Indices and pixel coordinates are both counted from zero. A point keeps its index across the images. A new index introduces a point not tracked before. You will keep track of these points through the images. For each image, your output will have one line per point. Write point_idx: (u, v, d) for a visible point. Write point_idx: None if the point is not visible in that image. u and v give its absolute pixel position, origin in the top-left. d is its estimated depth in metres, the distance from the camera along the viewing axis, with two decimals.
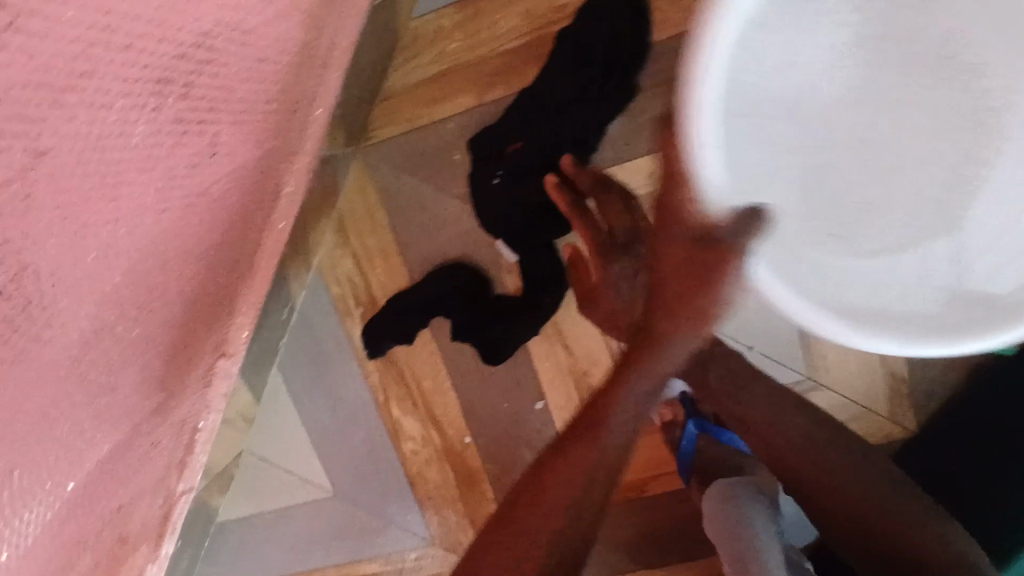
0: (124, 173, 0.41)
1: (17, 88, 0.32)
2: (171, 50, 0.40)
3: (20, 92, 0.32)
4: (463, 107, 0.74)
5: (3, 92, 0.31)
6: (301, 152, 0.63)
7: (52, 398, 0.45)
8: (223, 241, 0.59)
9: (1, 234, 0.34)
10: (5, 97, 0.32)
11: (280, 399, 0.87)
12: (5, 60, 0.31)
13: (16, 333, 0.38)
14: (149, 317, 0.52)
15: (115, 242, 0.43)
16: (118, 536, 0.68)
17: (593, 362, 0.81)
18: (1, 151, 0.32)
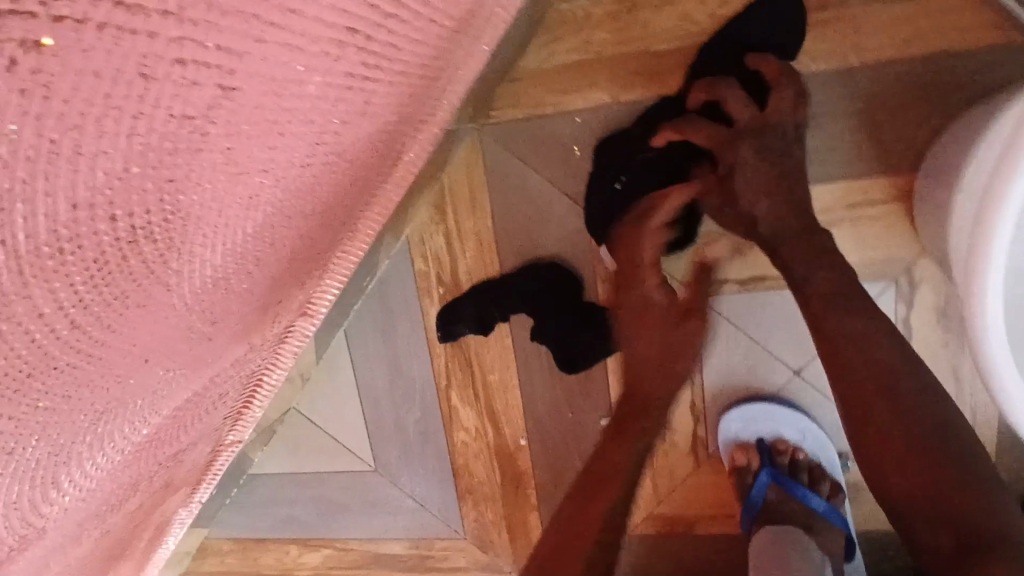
0: (287, 123, 0.37)
1: (232, 17, 0.27)
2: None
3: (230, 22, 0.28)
4: (597, 103, 0.69)
5: (219, 20, 0.27)
6: (429, 122, 0.60)
7: (157, 344, 0.42)
8: (339, 201, 0.55)
9: (168, 173, 0.30)
10: (218, 25, 0.27)
11: (339, 365, 0.84)
12: None
13: (150, 276, 0.35)
14: (257, 271, 0.49)
15: (258, 192, 0.40)
16: (166, 478, 0.66)
17: (671, 390, 0.77)
18: (198, 84, 0.28)
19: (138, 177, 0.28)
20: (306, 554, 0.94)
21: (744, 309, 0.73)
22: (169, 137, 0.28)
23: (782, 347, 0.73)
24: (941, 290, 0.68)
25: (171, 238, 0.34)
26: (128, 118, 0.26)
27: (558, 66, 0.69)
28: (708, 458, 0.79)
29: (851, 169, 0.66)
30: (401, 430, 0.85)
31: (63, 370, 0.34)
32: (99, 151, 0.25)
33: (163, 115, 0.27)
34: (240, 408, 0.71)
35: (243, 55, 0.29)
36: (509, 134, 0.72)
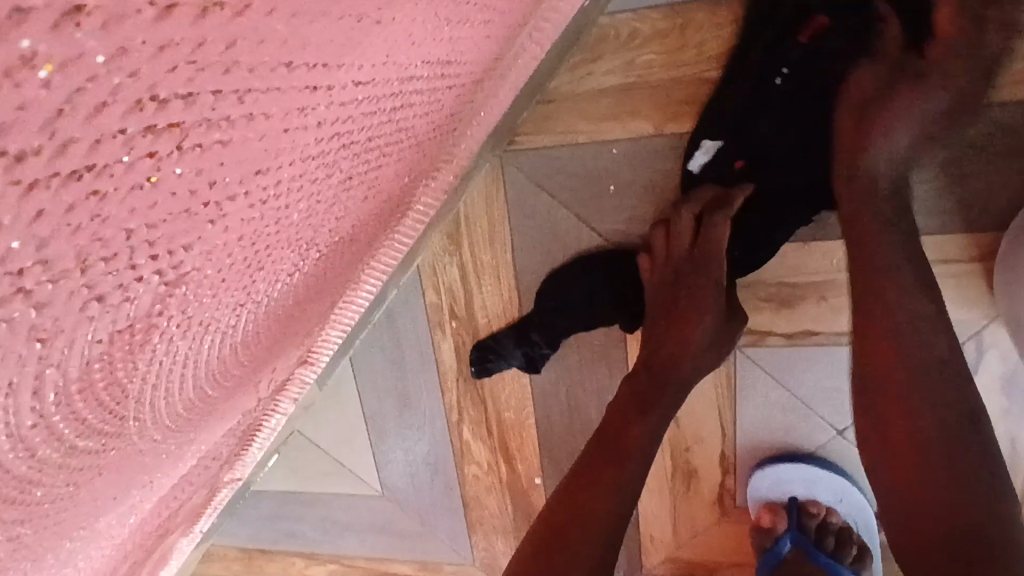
0: (268, 256, 0.30)
1: (167, 220, 0.19)
2: (369, 109, 0.28)
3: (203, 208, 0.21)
4: (637, 133, 0.61)
5: (147, 233, 0.18)
6: (444, 168, 0.51)
7: (122, 482, 0.36)
8: (340, 269, 0.48)
9: (102, 379, 0.23)
10: (146, 238, 0.19)
11: (345, 390, 0.79)
12: (155, 196, 0.18)
13: (96, 455, 0.28)
14: (243, 368, 0.42)
15: (234, 326, 0.32)
16: (160, 531, 0.62)
17: (700, 440, 0.71)
18: (128, 300, 0.20)
19: (59, 410, 0.22)
20: (312, 567, 0.91)
21: (787, 364, 0.66)
22: (99, 360, 0.22)
23: (825, 406, 0.67)
24: (1010, 359, 0.61)
25: (122, 416, 0.28)
26: (31, 384, 0.19)
27: (595, 90, 0.61)
28: (735, 509, 0.73)
29: (930, 223, 0.58)
30: (411, 460, 0.81)
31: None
32: None
33: (84, 349, 0.20)
34: (240, 451, 0.66)
35: (192, 249, 0.22)
36: (538, 163, 0.64)
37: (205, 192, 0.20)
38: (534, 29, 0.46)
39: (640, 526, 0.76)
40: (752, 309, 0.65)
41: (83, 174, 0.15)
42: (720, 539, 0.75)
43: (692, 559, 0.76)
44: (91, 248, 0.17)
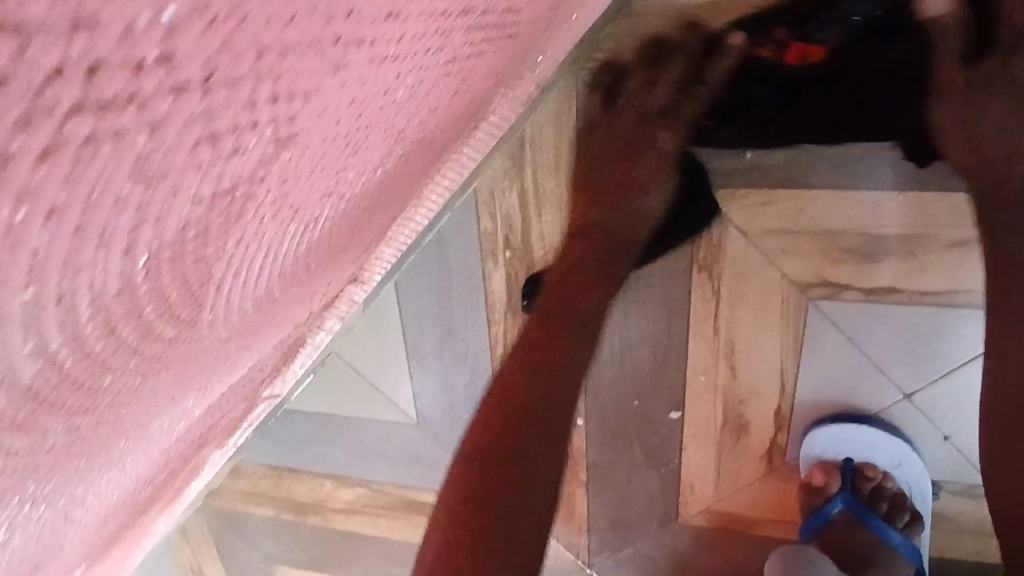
0: (365, 139, 0.27)
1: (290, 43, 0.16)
2: None
3: (311, 35, 0.18)
4: None
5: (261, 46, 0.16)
6: (526, 77, 0.48)
7: (182, 382, 0.34)
8: (411, 178, 0.44)
9: (197, 250, 0.20)
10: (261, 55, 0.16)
11: (387, 316, 0.76)
12: None
13: (172, 345, 0.26)
14: (308, 273, 0.39)
15: (316, 218, 0.30)
16: (199, 442, 0.60)
17: (755, 393, 0.68)
18: (234, 144, 0.17)
19: (147, 288, 0.19)
20: (341, 489, 0.92)
21: (865, 320, 0.62)
22: (197, 224, 0.19)
23: (898, 367, 0.63)
24: None
25: (199, 306, 0.25)
26: (123, 249, 0.16)
27: (685, 8, 0.57)
28: (784, 467, 0.71)
29: None
30: (450, 394, 0.79)
31: (52, 476, 0.26)
32: (85, 285, 0.16)
33: (184, 209, 0.17)
34: (282, 367, 0.64)
35: (304, 91, 0.19)
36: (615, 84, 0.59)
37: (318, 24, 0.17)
38: None
39: (680, 475, 0.75)
40: (833, 260, 0.60)
41: None
42: (760, 496, 0.73)
43: (728, 511, 0.75)
44: (210, 56, 0.15)
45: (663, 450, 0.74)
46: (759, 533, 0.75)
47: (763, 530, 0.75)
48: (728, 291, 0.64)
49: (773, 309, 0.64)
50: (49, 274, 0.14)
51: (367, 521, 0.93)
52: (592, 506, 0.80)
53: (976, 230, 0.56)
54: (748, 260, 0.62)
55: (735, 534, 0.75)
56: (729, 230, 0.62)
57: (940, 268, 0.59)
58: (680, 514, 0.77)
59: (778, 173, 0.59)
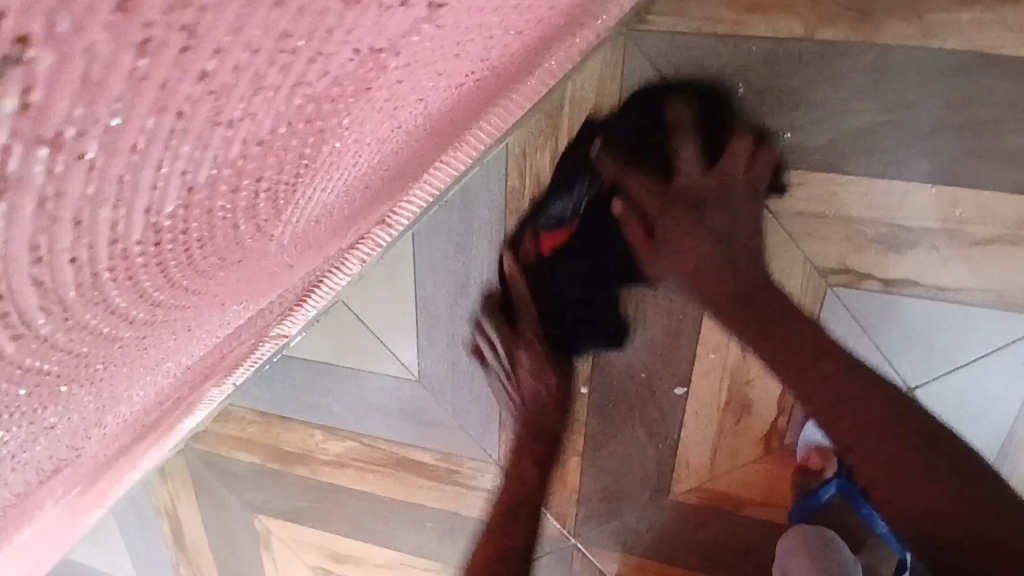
0: (470, 43, 0.26)
1: None
2: None
3: None
4: (783, 34, 0.57)
5: None
6: (587, 26, 0.47)
7: (237, 288, 0.33)
8: (467, 113, 0.44)
9: (323, 119, 0.20)
10: None
11: (400, 268, 0.76)
12: None
13: (258, 234, 0.25)
14: (363, 195, 0.39)
15: (404, 124, 0.29)
16: (207, 373, 0.59)
17: (763, 373, 0.69)
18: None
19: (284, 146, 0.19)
20: (330, 442, 0.91)
21: (879, 309, 0.63)
22: (340, 85, 0.18)
23: (907, 360, 0.64)
24: None
25: (291, 196, 0.24)
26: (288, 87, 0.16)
27: None
28: (781, 449, 0.72)
29: None
30: (456, 353, 0.79)
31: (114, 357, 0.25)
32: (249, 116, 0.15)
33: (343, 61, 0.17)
34: (296, 305, 0.63)
35: None
36: (664, 49, 0.59)
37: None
38: None
39: (677, 451, 0.76)
40: (857, 247, 0.61)
41: None
42: (754, 477, 0.74)
43: (718, 491, 0.76)
44: None
45: (664, 425, 0.75)
46: (747, 515, 0.76)
47: (750, 512, 0.76)
48: None
49: (793, 292, 0.64)
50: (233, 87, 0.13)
51: (354, 476, 0.93)
52: (584, 478, 0.81)
53: (999, 230, 0.58)
54: (775, 241, 0.63)
55: (723, 513, 0.77)
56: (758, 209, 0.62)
57: (960, 262, 0.60)
58: (671, 491, 0.78)
59: (817, 156, 0.59)
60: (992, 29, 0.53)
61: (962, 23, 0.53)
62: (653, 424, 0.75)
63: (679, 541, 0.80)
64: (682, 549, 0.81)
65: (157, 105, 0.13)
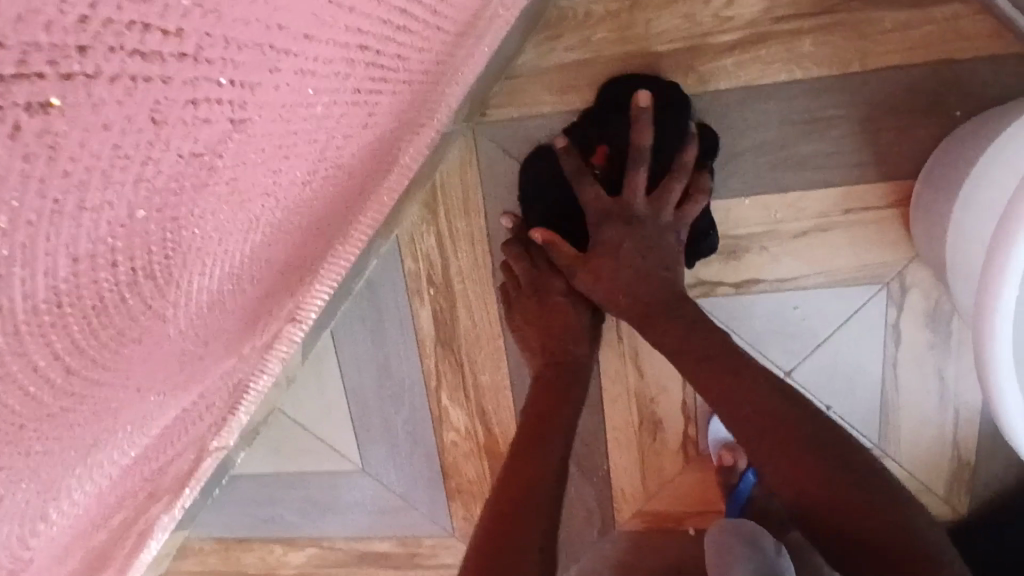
0: (292, 145, 0.35)
1: (219, 67, 0.24)
2: (369, 24, 0.34)
3: (245, 60, 0.25)
4: (595, 103, 0.68)
5: (206, 78, 0.24)
6: (425, 126, 0.58)
7: (149, 375, 0.40)
8: (340, 201, 0.52)
9: (144, 243, 0.27)
10: (200, 86, 0.24)
11: (326, 364, 0.83)
12: (211, 53, 0.23)
13: (132, 324, 0.32)
14: (251, 287, 0.47)
15: (257, 217, 0.37)
16: (149, 491, 0.64)
17: (662, 389, 0.76)
18: (187, 138, 0.25)
19: (142, 221, 0.26)
20: (291, 553, 0.92)
21: (740, 312, 0.72)
22: (143, 205, 0.25)
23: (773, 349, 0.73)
24: (930, 295, 0.69)
25: (171, 271, 0.32)
26: (137, 164, 0.23)
27: (557, 65, 0.68)
28: (699, 456, 0.79)
29: (873, 169, 0.66)
30: (391, 432, 0.84)
31: (54, 414, 0.31)
32: (74, 241, 0.23)
33: (172, 157, 0.25)
34: (229, 413, 0.69)
35: (251, 106, 0.28)
36: (508, 133, 0.71)
37: (276, 33, 0.26)
38: (495, 15, 0.55)
39: (611, 482, 0.80)
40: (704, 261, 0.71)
41: (191, 19, 0.21)
42: (684, 488, 0.80)
43: (657, 510, 0.80)
44: (187, 90, 0.23)
45: (591, 459, 0.80)
46: (691, 527, 0.81)
47: (692, 523, 0.81)
48: None
49: None
50: (51, 234, 0.21)
51: None
52: None
53: (809, 222, 0.69)
54: None
55: (668, 531, 0.81)
56: None
57: (792, 256, 0.70)
58: (617, 522, 0.81)
59: None
60: (752, 67, 0.65)
61: (729, 67, 0.65)
62: (584, 461, 0.80)
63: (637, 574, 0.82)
64: None
65: (79, 240, 0.23)
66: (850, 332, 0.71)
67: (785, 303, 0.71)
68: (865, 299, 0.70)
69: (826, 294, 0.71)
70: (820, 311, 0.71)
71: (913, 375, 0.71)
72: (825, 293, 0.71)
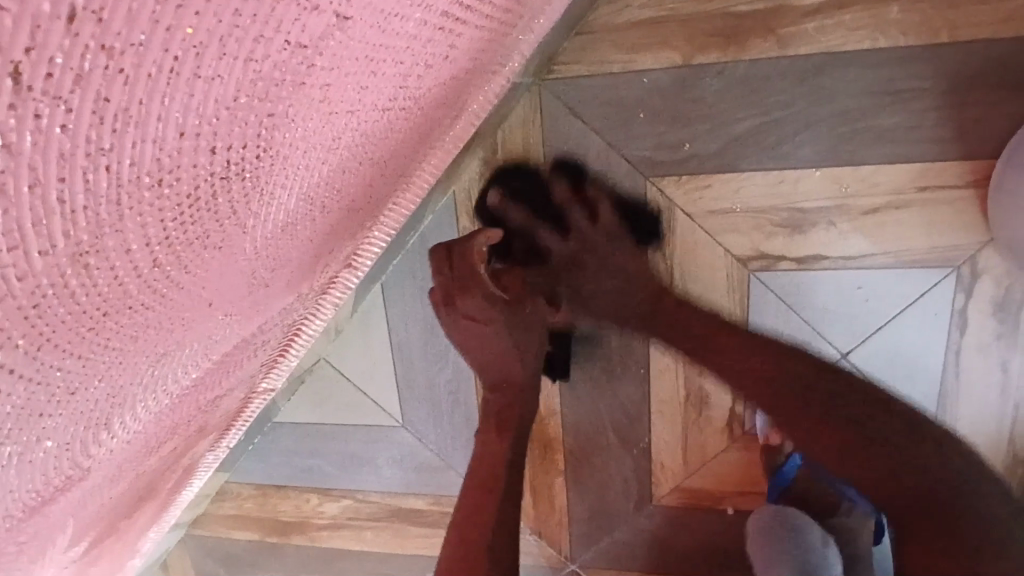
0: (382, 61, 0.34)
1: None
2: None
3: None
4: (666, 63, 0.67)
5: None
6: (496, 74, 0.57)
7: (221, 290, 0.40)
8: (409, 140, 0.51)
9: (242, 133, 0.27)
10: None
11: (373, 317, 0.83)
12: None
13: (217, 226, 0.32)
14: (320, 218, 0.47)
15: (340, 135, 0.37)
16: (200, 425, 0.65)
17: (712, 365, 0.75)
18: (297, 22, 0.24)
19: (243, 108, 0.26)
20: (326, 504, 0.94)
21: (799, 288, 0.70)
22: (247, 91, 0.25)
23: (831, 330, 0.71)
24: (1002, 282, 0.66)
25: (258, 176, 0.32)
26: (250, 39, 0.23)
27: (630, 22, 0.67)
28: (744, 435, 0.77)
29: (953, 146, 0.64)
30: (433, 389, 0.84)
31: (136, 310, 0.32)
32: (184, 111, 0.23)
33: (280, 41, 0.24)
34: (280, 355, 0.70)
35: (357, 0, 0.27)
36: (575, 91, 0.69)
37: None
38: None
39: (652, 455, 0.79)
40: (766, 235, 0.69)
41: None
42: (726, 468, 0.79)
43: (696, 487, 0.79)
44: None
45: (633, 430, 0.79)
46: (730, 507, 0.79)
47: (731, 504, 0.79)
48: (680, 269, 0.72)
49: (718, 283, 0.72)
50: (165, 98, 0.21)
51: (352, 537, 0.93)
52: (571, 498, 0.83)
53: (881, 199, 0.66)
54: (696, 240, 0.71)
55: (706, 509, 0.79)
56: (676, 214, 0.71)
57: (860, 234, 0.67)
58: (654, 496, 0.80)
59: (715, 160, 0.68)
60: (834, 32, 0.63)
61: (809, 32, 0.63)
62: (625, 432, 0.79)
63: (670, 549, 0.81)
64: (675, 557, 0.81)
65: (189, 112, 0.23)
66: (912, 318, 0.69)
67: (846, 283, 0.69)
68: (933, 284, 0.68)
69: (890, 277, 0.68)
70: (883, 294, 0.69)
71: (976, 366, 0.69)
72: (890, 275, 0.68)
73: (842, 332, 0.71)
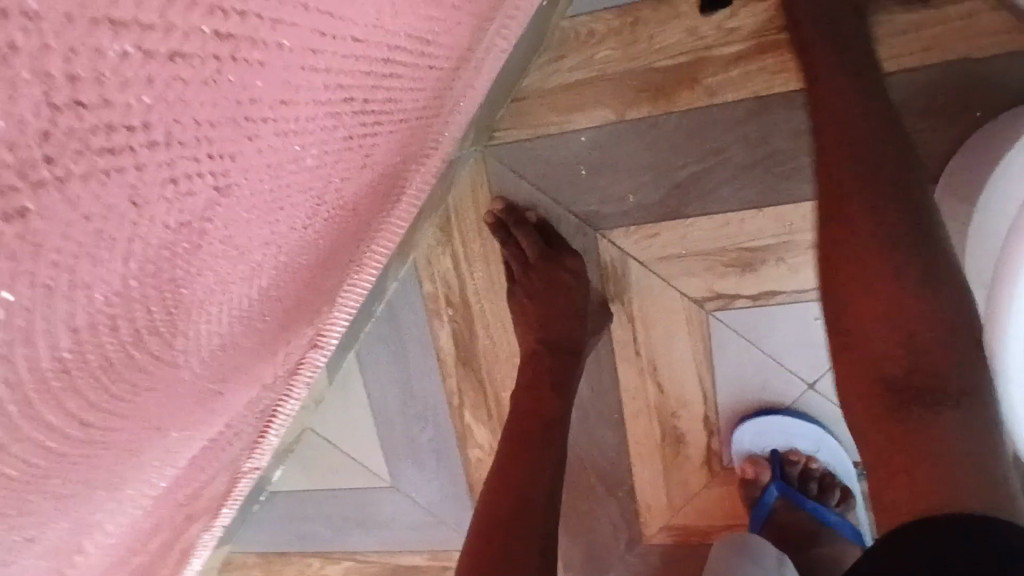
0: (286, 197, 0.37)
1: (194, 144, 0.26)
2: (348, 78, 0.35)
3: (220, 130, 0.27)
4: (601, 119, 0.69)
5: (179, 154, 0.25)
6: (430, 156, 0.59)
7: (166, 415, 0.42)
8: (347, 236, 0.53)
9: (143, 306, 0.29)
10: (176, 165, 0.25)
11: (351, 384, 0.85)
12: (182, 135, 0.25)
13: (142, 375, 0.34)
14: (263, 325, 0.49)
15: (260, 265, 0.39)
16: (187, 513, 0.67)
17: (683, 404, 0.76)
18: (170, 211, 0.26)
19: (137, 289, 0.28)
20: (328, 568, 0.95)
21: (757, 324, 0.71)
22: (136, 277, 0.27)
23: (794, 361, 0.72)
24: None
25: (175, 325, 0.34)
26: (124, 241, 0.25)
27: (562, 85, 0.69)
28: (723, 469, 0.78)
29: None
30: (417, 447, 0.86)
31: (73, 465, 0.33)
32: (71, 316, 0.24)
33: (159, 228, 0.27)
34: (260, 436, 0.72)
35: (234, 169, 0.30)
36: (517, 154, 0.72)
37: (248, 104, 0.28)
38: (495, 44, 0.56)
39: (636, 495, 0.80)
40: (718, 275, 0.71)
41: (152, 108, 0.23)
42: (709, 503, 0.79)
43: (684, 525, 0.79)
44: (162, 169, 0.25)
45: (614, 473, 0.80)
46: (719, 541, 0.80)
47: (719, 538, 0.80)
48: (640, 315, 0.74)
49: (679, 325, 0.73)
50: (47, 315, 0.23)
51: None
52: (563, 544, 0.83)
53: None
54: (651, 285, 0.72)
55: (695, 546, 0.80)
56: (629, 262, 0.72)
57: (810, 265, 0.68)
58: (643, 536, 0.81)
59: (660, 208, 0.70)
60: (758, 76, 0.64)
61: (734, 78, 0.65)
62: (608, 475, 0.80)
63: None
64: None
65: (77, 313, 0.25)
66: None
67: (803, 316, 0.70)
68: None
69: None
70: None
71: None
72: None
73: (805, 363, 0.72)
